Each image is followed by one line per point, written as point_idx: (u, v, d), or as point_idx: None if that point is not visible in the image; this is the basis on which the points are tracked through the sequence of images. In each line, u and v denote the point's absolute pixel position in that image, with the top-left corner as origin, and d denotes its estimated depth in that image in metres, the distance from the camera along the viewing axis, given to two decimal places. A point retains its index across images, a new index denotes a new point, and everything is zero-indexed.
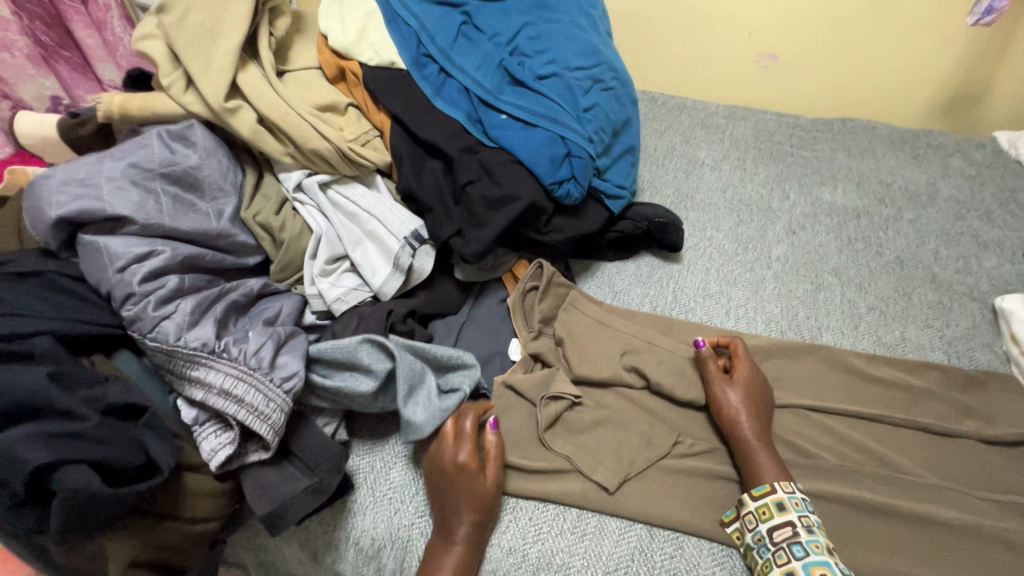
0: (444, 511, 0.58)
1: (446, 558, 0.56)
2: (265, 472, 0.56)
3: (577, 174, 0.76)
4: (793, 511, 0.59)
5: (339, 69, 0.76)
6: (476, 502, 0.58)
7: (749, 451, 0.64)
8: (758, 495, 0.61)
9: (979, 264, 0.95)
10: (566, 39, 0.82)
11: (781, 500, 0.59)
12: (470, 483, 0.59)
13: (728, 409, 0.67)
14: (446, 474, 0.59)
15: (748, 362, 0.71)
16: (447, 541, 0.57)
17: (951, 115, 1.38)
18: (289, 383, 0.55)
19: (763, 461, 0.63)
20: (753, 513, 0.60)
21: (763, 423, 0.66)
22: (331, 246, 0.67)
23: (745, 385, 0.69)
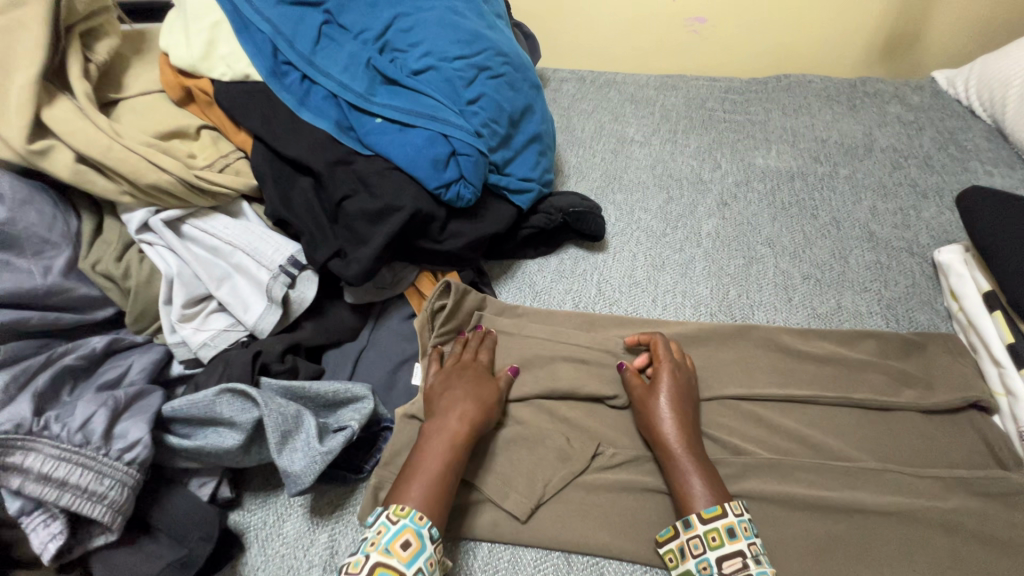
0: (442, 403, 0.60)
1: (442, 441, 0.57)
2: (117, 553, 0.50)
3: (466, 173, 0.70)
4: (744, 538, 0.52)
5: (185, 90, 0.69)
6: (470, 395, 0.61)
7: (676, 468, 0.56)
8: (708, 517, 0.53)
9: (918, 216, 0.90)
10: (442, 27, 0.76)
11: (733, 526, 0.52)
12: (481, 382, 0.63)
13: (653, 421, 0.60)
14: (465, 376, 0.64)
15: (670, 361, 0.64)
16: (438, 426, 0.58)
17: (890, 59, 1.29)
18: (130, 454, 0.49)
19: (694, 479, 0.55)
20: (700, 538, 0.52)
21: (691, 432, 0.59)
22: (188, 288, 0.61)
23: (668, 391, 0.61)
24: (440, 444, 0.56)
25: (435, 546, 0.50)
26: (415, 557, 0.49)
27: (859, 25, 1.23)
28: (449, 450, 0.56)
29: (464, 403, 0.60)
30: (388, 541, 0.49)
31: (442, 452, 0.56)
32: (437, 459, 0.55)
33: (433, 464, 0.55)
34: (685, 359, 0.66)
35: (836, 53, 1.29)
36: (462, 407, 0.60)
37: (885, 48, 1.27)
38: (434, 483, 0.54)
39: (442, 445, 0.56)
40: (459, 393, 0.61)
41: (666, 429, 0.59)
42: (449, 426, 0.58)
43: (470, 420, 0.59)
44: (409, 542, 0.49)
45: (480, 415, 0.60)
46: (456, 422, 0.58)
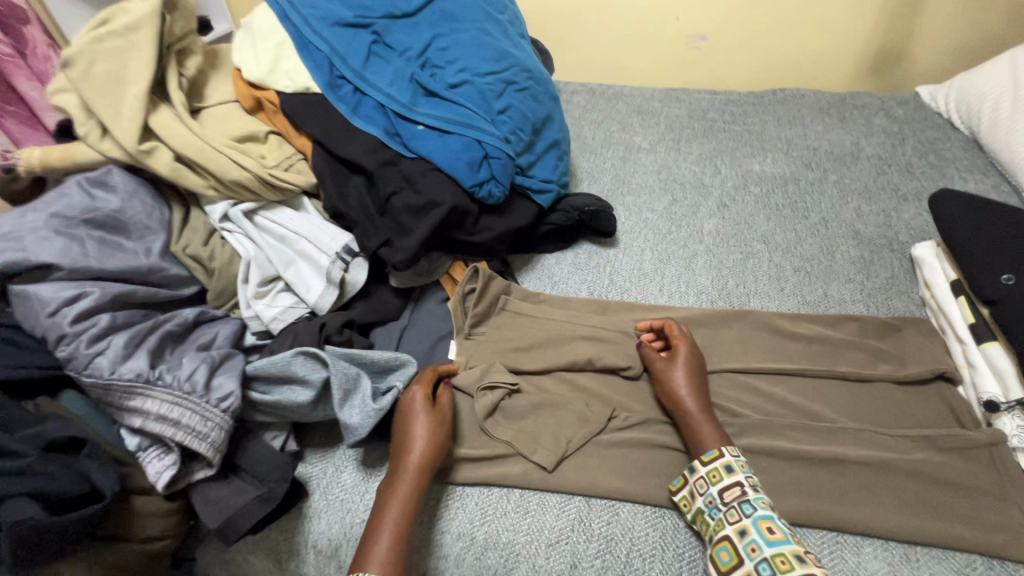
0: (397, 451, 0.62)
1: (398, 492, 0.59)
2: (212, 487, 0.59)
3: (497, 174, 0.79)
4: (740, 472, 0.61)
5: (255, 100, 0.80)
6: (421, 437, 0.62)
7: (693, 424, 0.66)
8: (708, 460, 0.62)
9: (898, 216, 1.00)
10: (475, 46, 0.86)
11: (729, 462, 0.61)
12: (424, 417, 0.64)
13: (670, 387, 0.69)
14: (408, 414, 0.64)
15: (686, 339, 0.74)
16: (395, 475, 0.61)
17: (878, 75, 1.40)
18: (225, 403, 0.58)
19: (707, 430, 0.65)
20: (702, 477, 0.61)
21: (702, 395, 0.68)
22: (262, 269, 0.71)
23: (685, 361, 0.71)
24: (394, 498, 0.59)
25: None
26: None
27: (847, 44, 1.34)
28: (403, 502, 0.59)
29: (410, 451, 0.61)
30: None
31: (393, 510, 0.59)
32: (393, 516, 0.58)
33: (390, 519, 0.58)
34: (695, 338, 0.76)
35: (827, 69, 1.40)
36: (409, 458, 0.61)
37: (873, 64, 1.37)
38: (393, 539, 0.57)
39: (397, 498, 0.59)
40: (404, 437, 0.63)
41: (686, 394, 0.68)
42: (398, 480, 0.60)
43: (416, 470, 0.61)
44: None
45: (426, 458, 0.61)
46: (408, 471, 0.60)
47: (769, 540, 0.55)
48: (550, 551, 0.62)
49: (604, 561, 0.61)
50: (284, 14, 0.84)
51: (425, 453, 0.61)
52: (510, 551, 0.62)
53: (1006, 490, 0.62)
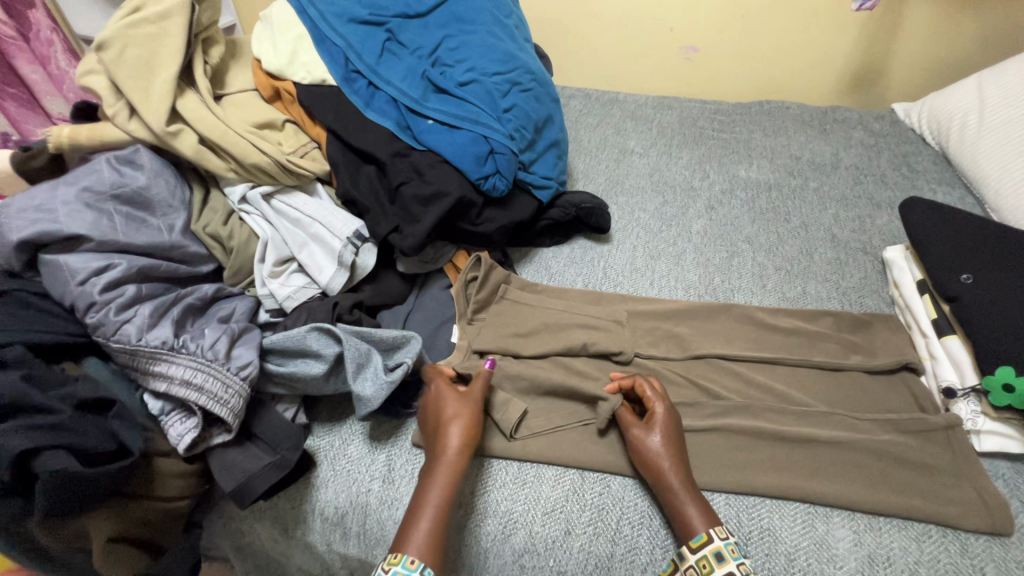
0: (435, 435, 0.65)
1: (437, 474, 0.62)
2: (229, 452, 0.62)
3: (501, 168, 0.83)
4: (732, 560, 0.57)
5: (274, 90, 0.84)
6: (458, 421, 0.65)
7: (675, 500, 0.62)
8: (696, 546, 0.58)
9: (872, 223, 1.07)
10: (483, 47, 0.91)
11: (719, 550, 0.57)
12: (455, 408, 0.67)
13: (653, 463, 0.64)
14: (440, 403, 0.68)
15: (662, 399, 0.69)
16: (436, 458, 0.63)
17: (857, 92, 1.48)
18: (245, 371, 0.62)
19: (691, 508, 0.61)
20: (693, 567, 0.58)
21: (684, 467, 0.64)
22: (277, 250, 0.74)
23: (659, 431, 0.66)
24: (434, 484, 0.61)
25: None
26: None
27: (828, 62, 1.42)
28: (443, 487, 0.61)
29: (449, 433, 0.65)
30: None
31: (434, 494, 0.61)
32: (435, 495, 0.61)
33: (430, 501, 0.60)
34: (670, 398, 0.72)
35: (810, 85, 1.48)
36: (449, 440, 0.64)
37: (853, 82, 1.45)
38: (432, 522, 0.59)
39: (438, 479, 0.62)
40: (443, 423, 0.66)
41: (666, 462, 0.64)
42: (440, 464, 0.63)
43: (453, 456, 0.63)
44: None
45: (464, 445, 0.64)
46: (448, 454, 0.63)
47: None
48: (545, 518, 0.65)
49: (596, 528, 0.65)
50: (302, 11, 0.89)
51: (463, 436, 0.64)
52: (509, 519, 0.66)
53: (962, 467, 0.68)
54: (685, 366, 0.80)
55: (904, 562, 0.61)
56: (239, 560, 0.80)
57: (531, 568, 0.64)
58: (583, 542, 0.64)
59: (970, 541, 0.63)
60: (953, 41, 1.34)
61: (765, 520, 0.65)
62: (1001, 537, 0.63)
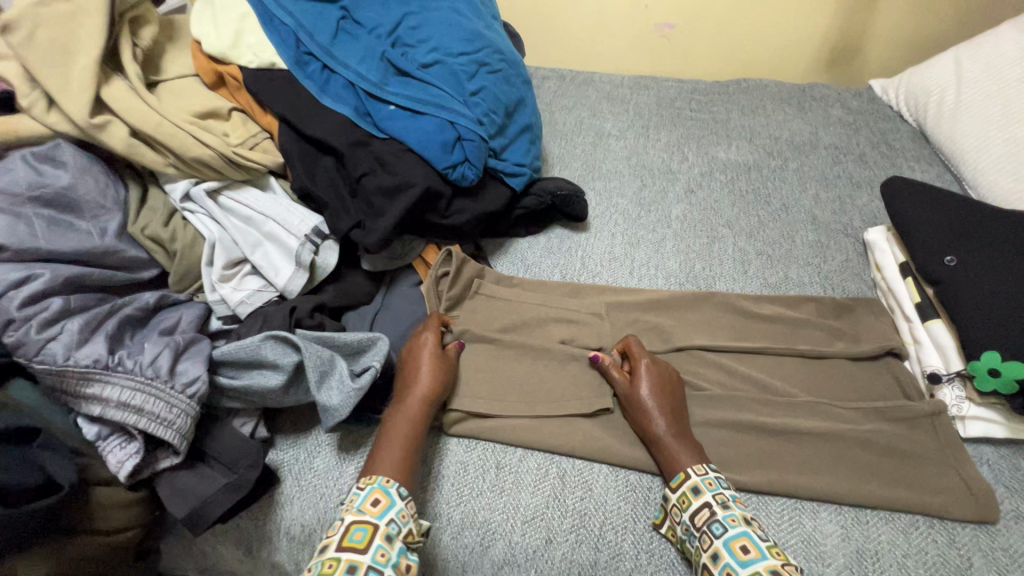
0: (405, 376, 0.66)
1: (405, 411, 0.63)
2: (179, 475, 0.57)
3: (470, 156, 0.78)
4: (708, 491, 0.59)
5: (218, 75, 0.78)
6: (429, 365, 0.66)
7: (662, 442, 0.64)
8: (676, 485, 0.61)
9: (852, 203, 1.05)
10: (446, 25, 0.84)
11: (696, 484, 0.59)
12: (433, 353, 0.68)
13: (640, 408, 0.66)
14: (419, 344, 0.69)
15: (647, 354, 0.70)
16: (405, 394, 0.64)
17: (835, 69, 1.45)
18: (192, 388, 0.56)
19: (680, 454, 0.63)
20: (675, 504, 0.60)
21: (674, 415, 0.65)
22: (227, 251, 0.68)
23: (646, 380, 0.67)
24: (403, 418, 0.63)
25: (405, 501, 0.57)
26: (385, 510, 0.55)
27: (806, 38, 1.38)
28: (411, 423, 0.63)
29: (420, 375, 0.65)
30: (359, 503, 0.56)
31: (403, 430, 0.62)
32: (401, 429, 0.62)
33: (398, 434, 0.61)
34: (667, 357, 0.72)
35: (787, 62, 1.44)
36: (419, 380, 0.65)
37: (831, 58, 1.42)
38: (400, 452, 0.60)
39: (406, 414, 0.63)
40: (414, 365, 0.67)
41: (652, 410, 0.65)
42: (410, 401, 0.64)
43: (423, 399, 0.64)
44: (378, 500, 0.56)
45: (434, 386, 0.65)
46: (417, 394, 0.64)
47: (742, 560, 0.53)
48: (525, 527, 0.62)
49: (579, 535, 0.62)
50: None
51: (433, 379, 0.65)
52: (487, 530, 0.62)
53: (947, 455, 0.66)
54: (668, 359, 0.77)
55: (892, 556, 0.60)
56: None
57: None
58: (565, 550, 0.61)
59: (957, 530, 0.62)
60: (930, 14, 1.32)
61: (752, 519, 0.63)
62: (987, 525, 0.62)
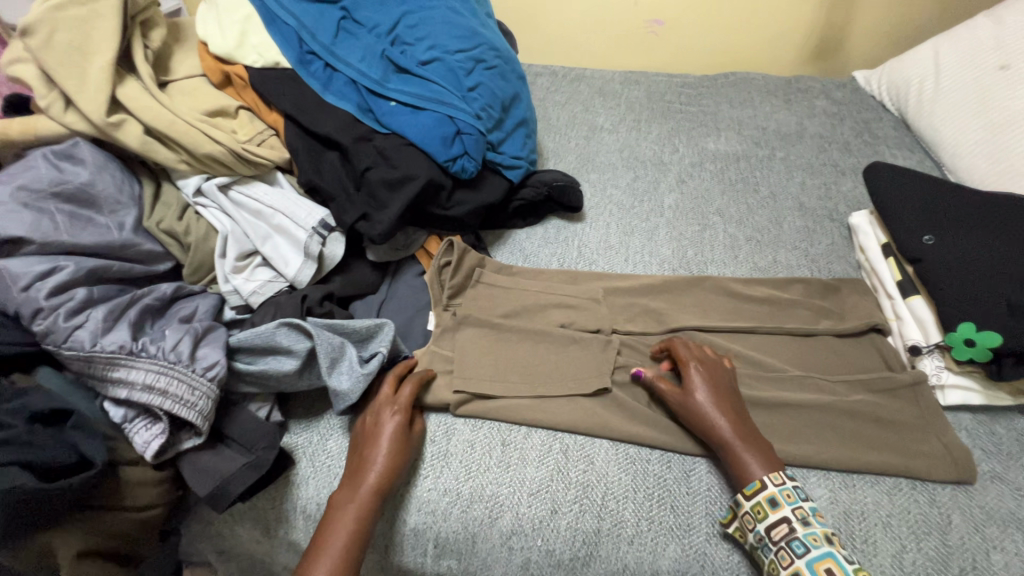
0: (359, 461, 0.64)
1: (352, 503, 0.61)
2: (202, 455, 0.60)
3: (469, 149, 0.81)
4: (787, 505, 0.59)
5: (224, 75, 0.80)
6: (384, 453, 0.63)
7: (731, 449, 0.64)
8: (750, 493, 0.61)
9: (837, 189, 1.09)
10: (443, 24, 0.87)
11: (773, 496, 0.60)
12: (390, 438, 0.64)
13: (700, 417, 0.66)
14: (377, 425, 0.66)
15: (698, 360, 0.71)
16: (355, 483, 0.62)
17: (819, 61, 1.49)
18: (212, 371, 0.59)
19: (750, 460, 0.63)
20: (749, 513, 0.60)
21: (735, 421, 0.66)
22: (239, 244, 0.71)
23: (702, 388, 0.68)
24: (348, 513, 0.60)
25: None
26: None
27: (791, 31, 1.42)
28: (357, 519, 0.60)
29: (373, 462, 0.63)
30: None
31: (348, 524, 0.60)
32: (346, 522, 0.60)
33: (342, 531, 0.59)
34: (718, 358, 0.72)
35: (773, 55, 1.48)
36: (371, 468, 0.63)
37: (815, 50, 1.46)
38: (341, 550, 0.58)
39: (353, 509, 0.60)
40: (369, 449, 0.64)
41: (716, 417, 0.65)
42: (359, 492, 0.61)
43: (374, 489, 0.62)
44: None
45: (387, 479, 0.63)
46: (367, 486, 0.62)
47: None
48: (531, 499, 0.65)
49: (582, 505, 0.65)
50: None
51: (386, 470, 0.63)
52: (494, 503, 0.65)
53: (928, 422, 0.70)
54: (663, 340, 0.81)
55: (877, 516, 0.64)
56: (222, 562, 0.78)
57: (519, 549, 0.64)
58: (570, 519, 0.64)
59: (938, 491, 0.66)
60: (909, 7, 1.36)
61: None
62: (965, 485, 0.66)
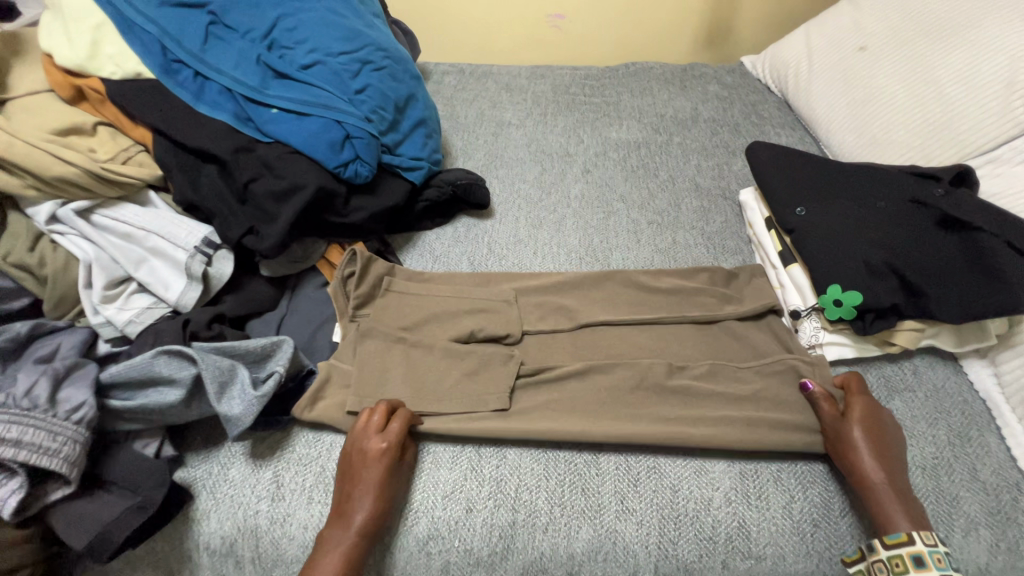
0: (342, 501, 0.61)
1: (338, 546, 0.58)
2: (77, 504, 0.56)
3: (361, 154, 0.79)
4: (935, 567, 0.56)
5: (75, 89, 0.74)
6: (369, 491, 0.61)
7: (878, 496, 0.62)
8: (891, 543, 0.58)
9: (729, 168, 1.16)
10: (324, 25, 0.84)
11: (922, 555, 0.57)
12: (374, 475, 0.61)
13: (851, 449, 0.65)
14: (360, 468, 0.62)
15: (870, 399, 0.69)
16: (339, 525, 0.60)
17: (713, 48, 1.57)
18: (78, 414, 0.54)
19: (893, 508, 0.61)
20: (884, 562, 0.57)
21: (891, 467, 0.64)
22: (107, 271, 0.67)
23: (864, 423, 0.66)
24: (333, 554, 0.58)
25: None
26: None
27: (684, 21, 1.49)
28: (341, 562, 0.58)
29: (359, 500, 0.60)
30: None
31: (334, 564, 0.57)
32: (327, 568, 0.57)
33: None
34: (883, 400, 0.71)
35: (670, 45, 1.55)
36: (356, 507, 0.60)
37: (707, 38, 1.54)
38: None
39: (337, 552, 0.58)
40: (354, 487, 0.61)
41: (865, 456, 0.64)
42: (341, 534, 0.59)
43: (359, 531, 0.59)
44: None
45: (372, 519, 0.60)
46: (353, 527, 0.59)
47: None
48: (445, 502, 0.65)
49: (496, 500, 0.65)
50: None
51: (370, 510, 0.60)
52: (409, 510, 0.65)
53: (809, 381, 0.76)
54: (571, 328, 0.83)
55: (768, 472, 0.68)
56: None
57: (437, 553, 0.64)
58: (484, 516, 0.65)
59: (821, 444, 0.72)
60: None
61: (652, 459, 0.69)
62: None
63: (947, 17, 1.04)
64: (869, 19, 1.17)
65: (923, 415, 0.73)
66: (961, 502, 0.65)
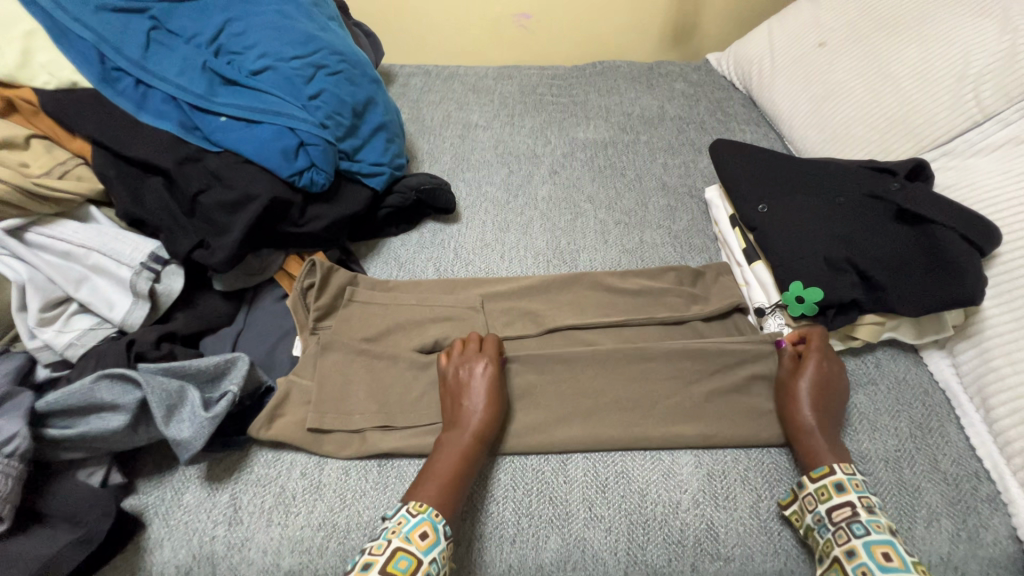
0: (453, 409, 0.67)
1: (455, 445, 0.63)
2: (12, 542, 0.53)
3: (316, 161, 0.76)
4: (853, 491, 0.61)
5: (7, 102, 0.71)
6: (485, 398, 0.67)
7: (808, 439, 0.67)
8: (816, 477, 0.63)
9: (695, 166, 1.16)
10: (274, 30, 0.82)
11: (840, 481, 0.61)
12: (485, 386, 0.67)
13: (793, 399, 0.69)
14: (469, 381, 0.68)
15: (826, 354, 0.72)
16: (456, 429, 0.65)
17: (679, 46, 1.58)
18: (10, 446, 0.52)
19: (822, 449, 0.65)
20: (812, 493, 0.62)
21: (826, 414, 0.68)
22: (45, 292, 0.64)
23: (811, 375, 0.70)
24: (448, 454, 0.63)
25: None
26: (431, 546, 0.55)
27: (649, 19, 1.49)
28: (457, 458, 0.62)
29: (466, 407, 0.66)
30: None
31: (455, 458, 0.62)
32: (446, 464, 0.62)
33: (443, 471, 0.61)
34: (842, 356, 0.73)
35: (636, 43, 1.55)
36: (468, 413, 0.66)
37: (673, 36, 1.55)
38: (442, 486, 0.60)
39: (457, 448, 0.63)
40: (461, 399, 0.67)
41: (805, 405, 0.68)
42: (454, 437, 0.64)
43: (475, 432, 0.64)
44: None
45: (484, 423, 0.65)
46: (468, 428, 0.65)
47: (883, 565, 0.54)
48: None
49: (464, 512, 0.64)
50: None
51: (486, 414, 0.65)
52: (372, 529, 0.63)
53: None
54: (537, 331, 0.81)
55: (736, 472, 0.68)
56: None
57: None
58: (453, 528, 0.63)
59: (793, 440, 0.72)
60: None
61: (620, 463, 0.69)
62: None
63: (903, 13, 1.05)
64: (827, 16, 1.19)
65: (886, 407, 0.74)
66: (922, 493, 0.66)
